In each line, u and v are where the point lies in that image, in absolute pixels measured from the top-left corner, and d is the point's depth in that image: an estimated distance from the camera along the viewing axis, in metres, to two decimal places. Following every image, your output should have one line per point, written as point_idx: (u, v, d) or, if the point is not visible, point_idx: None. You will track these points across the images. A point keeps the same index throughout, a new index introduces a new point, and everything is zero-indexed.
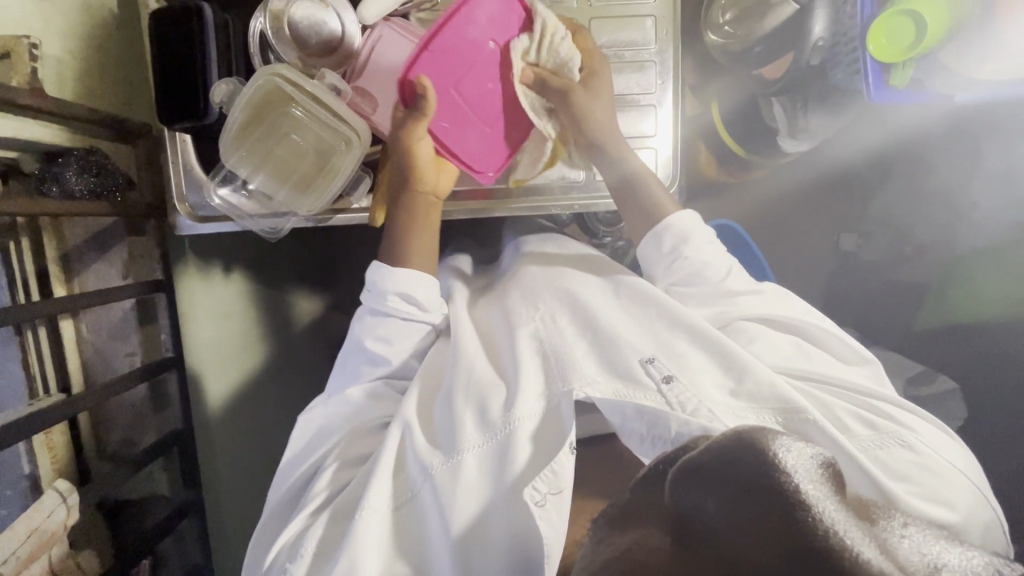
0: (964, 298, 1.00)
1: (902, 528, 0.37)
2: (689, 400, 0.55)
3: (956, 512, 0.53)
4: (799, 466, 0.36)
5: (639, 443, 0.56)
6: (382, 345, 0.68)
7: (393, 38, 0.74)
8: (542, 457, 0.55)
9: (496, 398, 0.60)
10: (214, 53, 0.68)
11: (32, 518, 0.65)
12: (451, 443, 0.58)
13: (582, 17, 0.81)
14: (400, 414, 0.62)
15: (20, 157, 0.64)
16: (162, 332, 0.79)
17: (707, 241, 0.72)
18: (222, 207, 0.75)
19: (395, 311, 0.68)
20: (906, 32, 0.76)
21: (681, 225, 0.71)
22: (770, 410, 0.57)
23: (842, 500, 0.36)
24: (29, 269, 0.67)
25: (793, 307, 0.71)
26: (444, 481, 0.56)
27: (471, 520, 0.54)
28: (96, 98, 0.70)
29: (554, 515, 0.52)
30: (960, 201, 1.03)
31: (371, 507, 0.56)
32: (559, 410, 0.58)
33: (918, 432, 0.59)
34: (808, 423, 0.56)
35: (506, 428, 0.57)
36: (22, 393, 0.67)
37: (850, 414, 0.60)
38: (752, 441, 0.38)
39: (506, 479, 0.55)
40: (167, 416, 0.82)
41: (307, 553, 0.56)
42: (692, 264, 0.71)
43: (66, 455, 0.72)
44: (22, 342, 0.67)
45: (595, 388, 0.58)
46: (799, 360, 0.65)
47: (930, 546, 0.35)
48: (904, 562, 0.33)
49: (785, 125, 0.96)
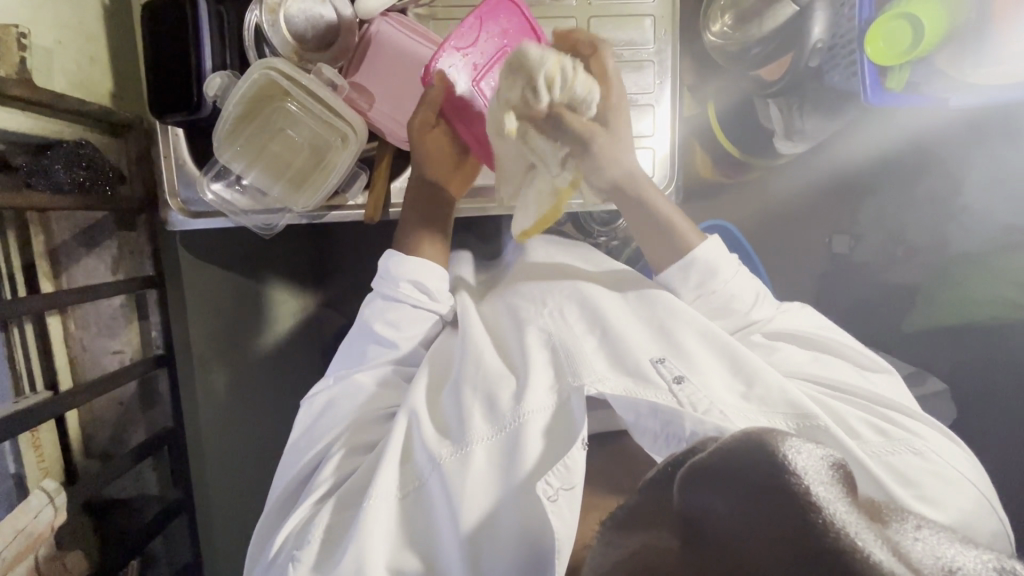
0: (958, 296, 0.97)
1: (915, 530, 0.36)
2: (701, 401, 0.54)
3: (965, 522, 0.52)
4: (809, 467, 0.34)
5: (652, 439, 0.55)
6: (390, 330, 0.67)
7: (392, 33, 0.72)
8: (554, 452, 0.54)
9: (505, 390, 0.59)
10: (206, 45, 0.67)
11: (19, 519, 0.63)
12: (461, 433, 0.57)
13: (581, 15, 0.80)
14: (407, 403, 0.61)
15: (8, 150, 0.63)
16: (152, 329, 0.78)
17: (733, 269, 0.70)
18: (214, 201, 0.73)
19: (406, 297, 0.67)
20: (902, 36, 0.74)
21: (706, 257, 0.69)
22: (782, 415, 0.56)
23: (853, 502, 0.35)
24: (16, 263, 0.66)
25: (809, 322, 0.72)
26: (452, 470, 0.55)
27: (481, 515, 0.53)
28: (85, 90, 0.69)
29: (567, 510, 0.50)
30: (951, 202, 1.06)
31: (378, 495, 0.55)
32: (569, 406, 0.56)
33: (926, 440, 0.59)
34: (820, 430, 0.55)
35: (516, 421, 0.56)
36: (8, 389, 0.66)
37: (859, 420, 0.59)
38: (764, 443, 0.36)
39: (518, 473, 0.53)
40: (155, 413, 0.81)
41: (317, 537, 0.55)
42: (723, 290, 0.69)
43: (53, 453, 0.71)
44: (9, 337, 0.66)
45: (606, 385, 0.57)
46: (816, 367, 0.66)
47: (944, 549, 0.33)
48: (917, 564, 0.31)
49: (780, 126, 0.96)
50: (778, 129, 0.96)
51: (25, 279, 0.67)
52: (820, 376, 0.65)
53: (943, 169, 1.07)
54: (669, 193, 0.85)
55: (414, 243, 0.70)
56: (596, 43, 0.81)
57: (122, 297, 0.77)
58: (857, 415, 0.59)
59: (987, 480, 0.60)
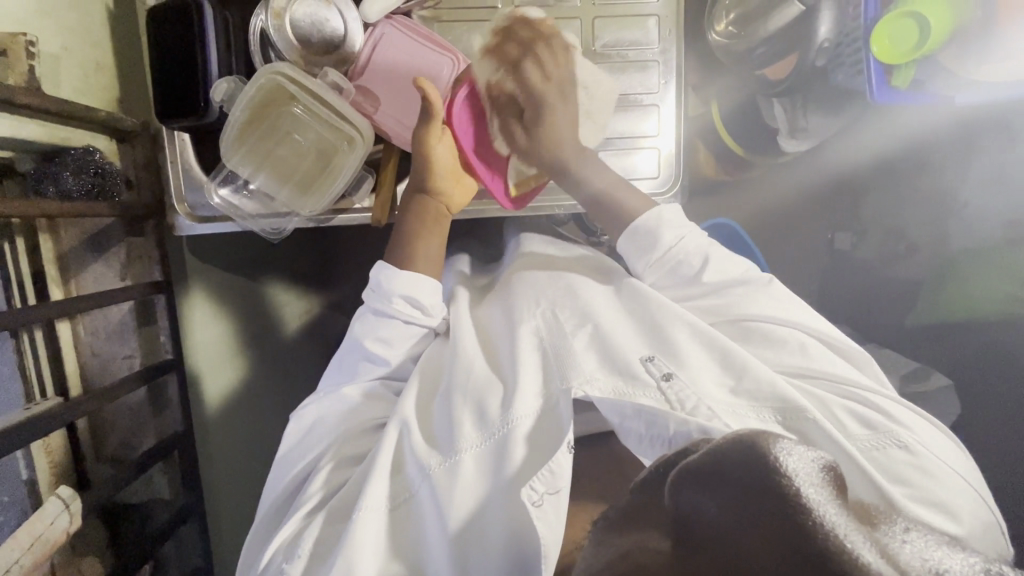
0: (959, 295, 1.00)
1: (904, 533, 0.37)
2: (688, 398, 0.55)
3: (959, 521, 0.51)
4: (799, 469, 0.35)
5: (637, 442, 0.55)
6: (381, 347, 0.66)
7: (395, 37, 0.74)
8: (540, 458, 0.55)
9: (494, 398, 0.59)
10: (214, 50, 0.67)
11: (35, 526, 0.62)
12: (449, 443, 0.57)
13: (586, 16, 0.80)
14: (398, 412, 0.61)
15: (17, 157, 0.65)
16: (162, 334, 0.79)
17: (679, 231, 0.69)
18: (221, 206, 0.73)
19: (398, 313, 0.66)
20: (909, 34, 0.75)
21: (650, 225, 0.69)
22: (769, 409, 0.56)
23: (842, 503, 0.36)
24: (25, 270, 0.68)
25: (796, 309, 0.68)
26: (440, 480, 0.55)
27: (469, 516, 0.54)
28: (95, 95, 0.70)
29: (551, 514, 0.51)
30: (950, 200, 1.04)
31: (370, 507, 0.55)
32: (557, 409, 0.57)
33: (917, 432, 0.57)
34: (809, 422, 0.55)
35: (503, 430, 0.56)
36: (18, 399, 0.68)
37: (844, 410, 0.59)
38: (755, 444, 0.36)
39: (505, 477, 0.54)
40: (166, 417, 0.82)
41: (304, 553, 0.56)
42: (670, 257, 0.69)
43: (62, 459, 0.73)
44: (18, 344, 0.69)
45: (594, 386, 0.57)
46: (798, 356, 0.64)
47: (931, 551, 0.34)
48: (903, 565, 0.32)
49: (785, 125, 0.96)
50: (782, 126, 0.95)
51: (35, 289, 0.68)
52: (807, 368, 0.63)
53: (944, 167, 1.05)
54: (674, 192, 0.85)
55: (398, 253, 0.70)
56: (598, 45, 0.80)
57: (130, 303, 0.78)
58: (842, 405, 0.59)
59: (978, 471, 0.59)
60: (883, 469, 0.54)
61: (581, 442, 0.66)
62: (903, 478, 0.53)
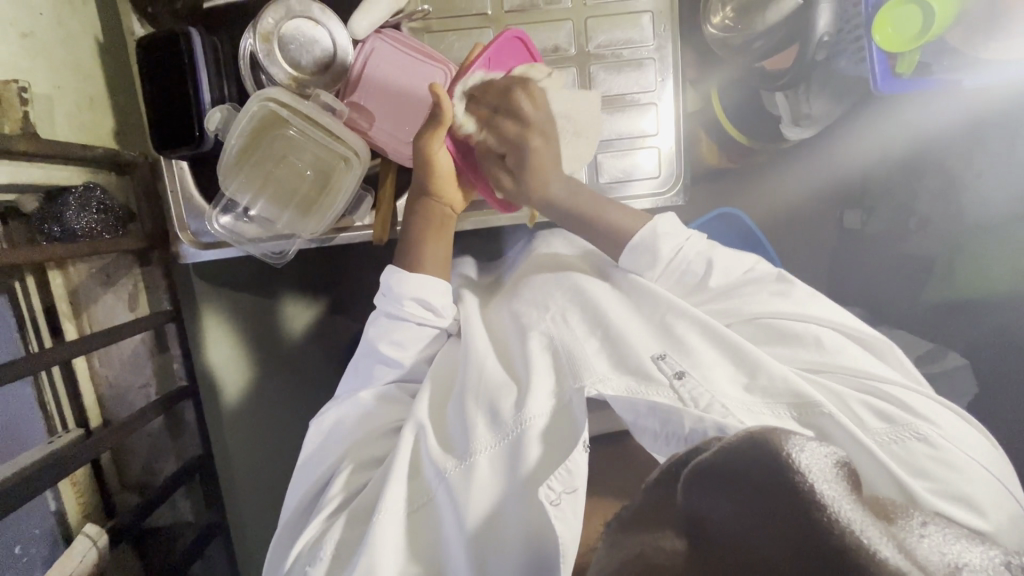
0: (974, 272, 0.97)
1: (922, 527, 0.36)
2: (702, 396, 0.54)
3: (987, 520, 0.50)
4: (813, 465, 0.34)
5: (653, 439, 0.55)
6: (395, 350, 0.67)
7: (386, 51, 0.73)
8: (556, 456, 0.54)
9: (507, 399, 0.59)
10: (204, 80, 0.68)
11: (66, 564, 0.64)
12: (463, 445, 0.58)
13: (578, 16, 0.79)
14: (414, 417, 0.62)
15: (20, 199, 0.65)
16: (175, 362, 0.82)
17: (678, 240, 0.69)
18: (221, 233, 0.73)
19: (411, 315, 0.68)
20: (913, 19, 0.74)
21: (646, 237, 0.69)
22: (784, 404, 0.56)
23: (860, 500, 0.35)
24: (37, 306, 0.70)
25: (805, 302, 0.67)
26: (457, 482, 0.55)
27: (484, 516, 0.54)
28: (95, 129, 0.71)
29: (569, 514, 0.50)
30: (961, 174, 1.00)
31: (387, 510, 0.56)
32: (570, 407, 0.57)
33: (937, 425, 0.56)
34: (823, 416, 0.54)
35: (517, 430, 0.56)
36: (44, 430, 0.71)
37: (862, 405, 0.57)
38: (764, 441, 0.36)
39: (519, 476, 0.54)
40: (184, 440, 0.85)
41: (326, 556, 0.56)
42: (673, 266, 0.69)
43: (90, 490, 0.77)
44: (37, 379, 0.71)
45: (607, 385, 0.57)
46: (810, 351, 0.63)
47: (951, 545, 0.34)
48: (924, 562, 0.32)
49: (788, 112, 0.97)
50: (784, 114, 0.97)
51: (48, 322, 0.71)
52: (821, 361, 0.62)
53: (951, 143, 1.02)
54: (675, 191, 0.85)
55: (407, 258, 0.71)
56: (593, 45, 0.80)
57: (142, 334, 0.80)
58: (860, 400, 0.58)
59: (1001, 461, 0.58)
60: (901, 462, 0.54)
61: (594, 441, 0.66)
62: (921, 470, 0.53)
